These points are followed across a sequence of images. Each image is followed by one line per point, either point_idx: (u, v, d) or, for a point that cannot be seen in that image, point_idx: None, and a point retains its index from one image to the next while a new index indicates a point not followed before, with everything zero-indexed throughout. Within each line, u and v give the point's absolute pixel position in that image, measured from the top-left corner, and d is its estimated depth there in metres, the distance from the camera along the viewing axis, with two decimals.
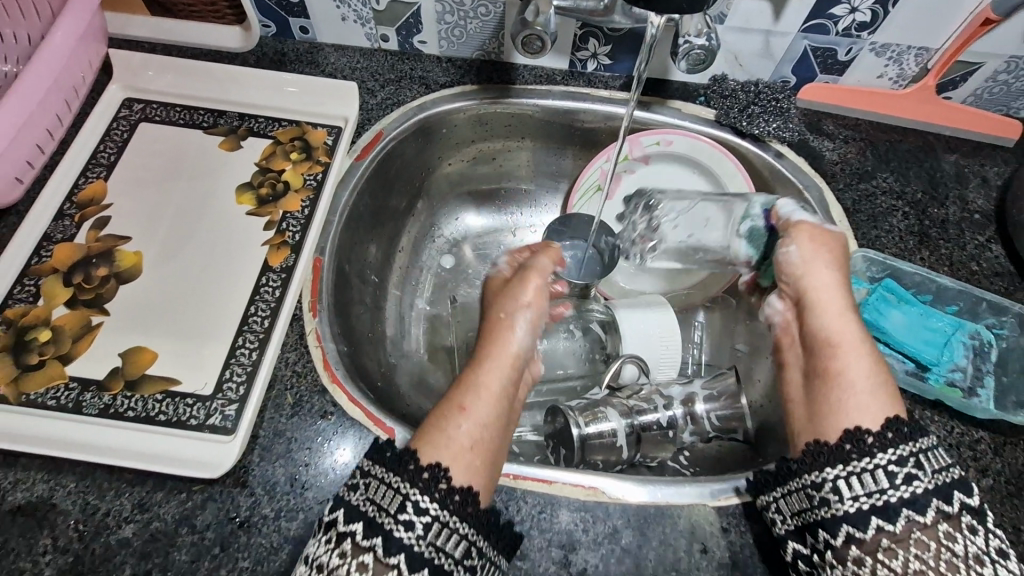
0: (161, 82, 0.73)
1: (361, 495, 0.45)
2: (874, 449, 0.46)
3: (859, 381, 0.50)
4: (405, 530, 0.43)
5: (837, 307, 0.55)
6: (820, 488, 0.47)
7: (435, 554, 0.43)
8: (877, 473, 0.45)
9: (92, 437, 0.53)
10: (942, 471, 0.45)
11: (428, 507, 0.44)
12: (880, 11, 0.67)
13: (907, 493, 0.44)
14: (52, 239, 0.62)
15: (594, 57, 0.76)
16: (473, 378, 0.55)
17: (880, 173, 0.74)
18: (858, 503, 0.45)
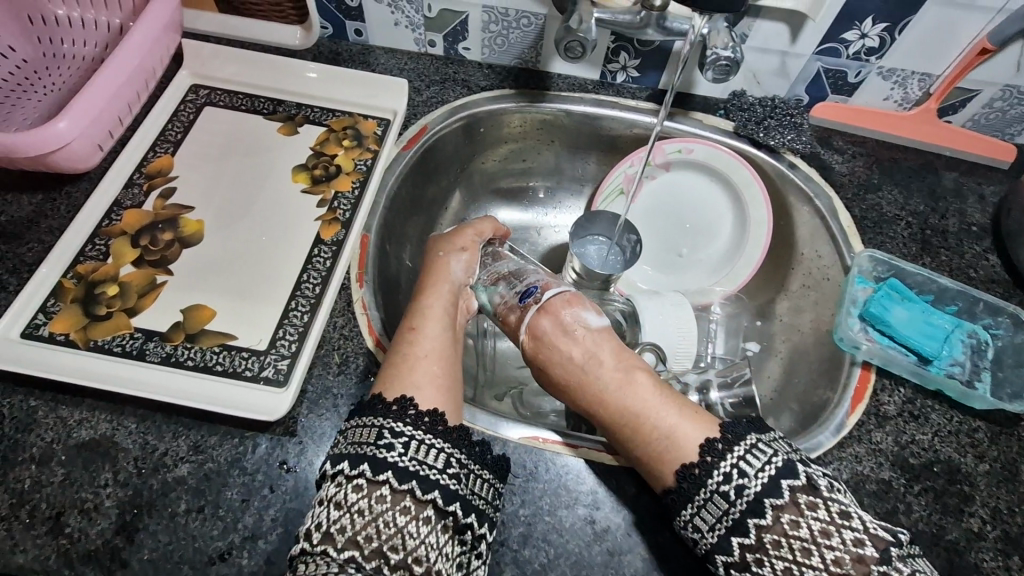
0: (227, 72, 0.80)
1: (346, 443, 0.49)
2: (703, 478, 0.49)
3: (666, 426, 0.52)
4: (387, 451, 0.48)
5: (583, 351, 0.57)
6: (689, 529, 0.50)
7: (418, 466, 0.47)
8: (717, 497, 0.48)
9: (155, 382, 0.56)
10: (766, 463, 0.47)
11: (404, 429, 0.49)
12: (887, 38, 0.73)
13: (745, 501, 0.47)
14: (122, 205, 0.68)
15: (623, 69, 0.83)
16: (421, 304, 0.62)
17: (885, 186, 0.80)
18: (716, 530, 0.48)
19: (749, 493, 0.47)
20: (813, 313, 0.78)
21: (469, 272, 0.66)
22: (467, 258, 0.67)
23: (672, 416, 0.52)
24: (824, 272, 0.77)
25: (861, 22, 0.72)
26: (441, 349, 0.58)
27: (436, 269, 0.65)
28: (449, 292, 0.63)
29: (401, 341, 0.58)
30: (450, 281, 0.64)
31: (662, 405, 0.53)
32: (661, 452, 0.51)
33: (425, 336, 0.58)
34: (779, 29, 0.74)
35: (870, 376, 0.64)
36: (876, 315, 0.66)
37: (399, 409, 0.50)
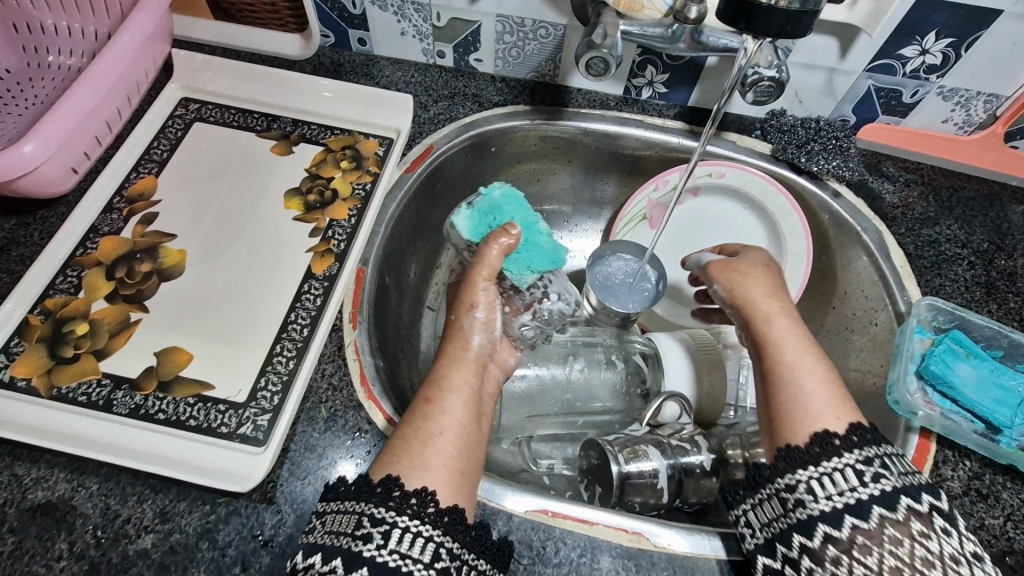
0: (220, 85, 0.74)
1: (321, 531, 0.44)
2: (841, 450, 0.46)
3: (812, 386, 0.51)
4: (365, 544, 0.41)
5: (791, 332, 0.55)
6: (794, 491, 0.46)
7: (400, 562, 0.41)
8: (847, 472, 0.45)
9: (117, 437, 0.51)
10: (909, 473, 0.45)
11: (384, 516, 0.43)
12: (951, 55, 0.65)
13: (877, 490, 0.44)
14: (99, 231, 0.62)
15: (649, 84, 0.75)
16: (434, 372, 0.55)
17: (944, 220, 0.71)
18: (832, 501, 0.44)
19: (884, 484, 0.44)
20: (858, 361, 0.69)
21: (490, 332, 0.58)
22: (482, 318, 0.58)
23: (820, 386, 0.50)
24: (871, 315, 0.69)
25: (922, 37, 0.63)
26: (456, 430, 0.50)
27: (456, 334, 0.58)
28: (472, 360, 0.56)
29: (414, 415, 0.51)
30: (470, 349, 0.57)
31: (826, 380, 0.51)
32: (793, 398, 0.50)
33: (441, 412, 0.51)
34: (827, 44, 0.66)
35: (929, 447, 0.56)
36: (937, 374, 0.58)
37: (383, 490, 0.44)
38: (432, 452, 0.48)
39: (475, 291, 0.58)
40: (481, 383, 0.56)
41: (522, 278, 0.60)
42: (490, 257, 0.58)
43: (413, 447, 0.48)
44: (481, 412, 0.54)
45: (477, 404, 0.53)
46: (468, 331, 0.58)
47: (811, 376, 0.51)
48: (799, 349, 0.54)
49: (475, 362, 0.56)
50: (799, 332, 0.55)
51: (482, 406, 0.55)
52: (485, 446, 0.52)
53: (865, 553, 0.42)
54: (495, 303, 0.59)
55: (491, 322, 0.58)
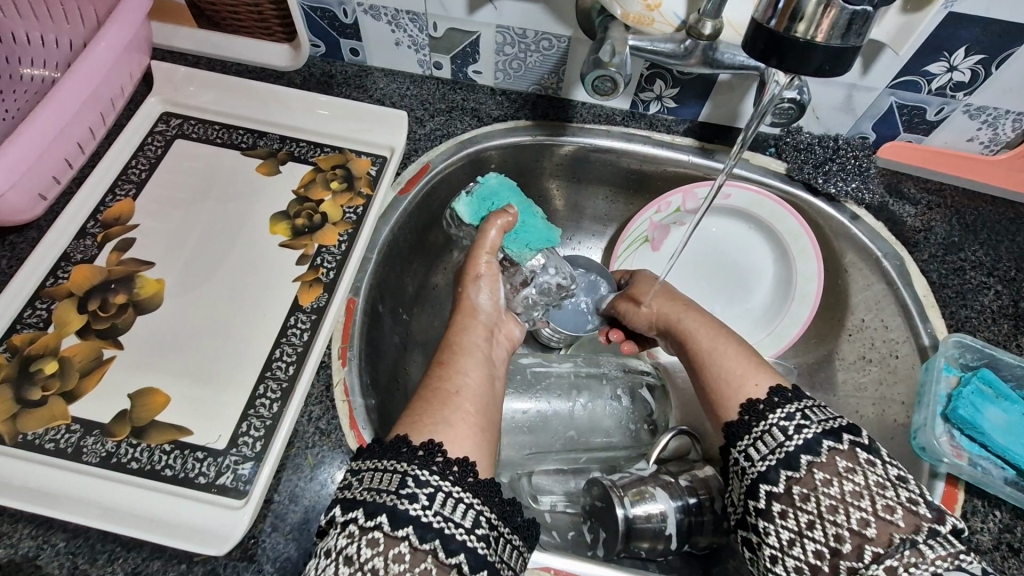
0: (203, 98, 0.70)
1: (359, 488, 0.42)
2: (765, 411, 0.46)
3: (729, 367, 0.53)
4: (410, 503, 0.39)
5: (709, 331, 0.58)
6: (737, 462, 0.47)
7: (443, 524, 0.39)
8: (775, 431, 0.45)
9: (85, 490, 0.47)
10: (829, 419, 0.44)
11: (429, 479, 0.41)
12: (981, 72, 0.61)
13: (801, 440, 0.43)
14: (71, 259, 0.58)
15: (658, 99, 0.71)
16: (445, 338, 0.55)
17: (969, 245, 0.67)
18: (767, 461, 0.44)
19: (802, 436, 0.44)
20: (877, 394, 0.66)
21: (495, 300, 0.58)
22: (488, 284, 0.58)
23: (734, 361, 0.53)
24: (891, 347, 0.65)
25: (951, 53, 0.59)
26: (476, 390, 0.50)
27: (463, 302, 0.58)
28: (482, 325, 0.56)
29: (430, 377, 0.51)
30: (479, 314, 0.57)
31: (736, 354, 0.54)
32: (720, 380, 0.52)
33: (458, 371, 0.51)
34: None
35: (957, 495, 0.53)
36: (966, 418, 0.55)
37: (425, 455, 0.42)
38: (456, 413, 0.47)
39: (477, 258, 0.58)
40: (491, 346, 0.56)
41: (523, 255, 0.63)
42: (491, 237, 0.59)
43: (433, 407, 0.47)
44: (494, 376, 0.54)
45: (490, 367, 0.53)
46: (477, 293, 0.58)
47: (728, 359, 0.53)
48: (709, 342, 0.57)
49: (484, 328, 0.56)
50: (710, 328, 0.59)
51: (495, 369, 0.54)
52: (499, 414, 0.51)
53: (834, 512, 0.41)
54: (498, 275, 0.59)
55: (497, 290, 0.59)
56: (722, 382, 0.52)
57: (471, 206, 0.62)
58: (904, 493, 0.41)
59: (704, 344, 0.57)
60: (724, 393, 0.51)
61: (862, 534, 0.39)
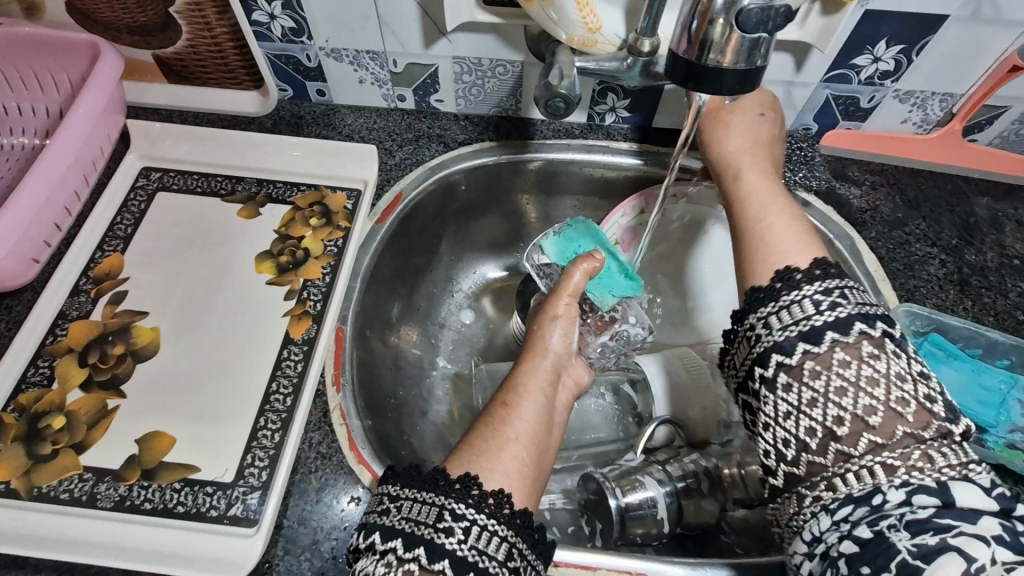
0: (180, 150, 0.73)
1: (397, 516, 0.44)
2: (802, 281, 0.44)
3: (772, 228, 0.49)
4: (446, 537, 0.42)
5: (765, 185, 0.53)
6: (755, 327, 0.46)
7: (477, 557, 0.42)
8: (805, 303, 0.43)
9: (102, 534, 0.49)
10: (858, 304, 0.43)
11: (465, 512, 0.43)
12: (903, 61, 0.66)
13: (832, 317, 0.42)
14: (67, 317, 0.61)
15: (612, 110, 0.76)
16: (513, 379, 0.57)
17: (912, 220, 0.72)
18: (788, 331, 0.43)
19: (833, 314, 0.42)
20: None
21: (568, 342, 0.61)
22: (563, 327, 0.61)
23: (787, 232, 0.49)
24: None
25: (873, 46, 0.64)
26: (531, 437, 0.51)
27: (536, 343, 0.60)
28: (550, 367, 0.58)
29: (491, 417, 0.52)
30: (549, 355, 0.59)
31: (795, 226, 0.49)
32: (761, 243, 0.48)
33: (518, 417, 0.52)
34: (781, 59, 0.67)
35: None
36: None
37: (462, 487, 0.44)
38: (505, 458, 0.48)
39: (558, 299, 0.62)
40: (555, 392, 0.57)
41: (605, 301, 0.67)
42: (576, 280, 0.62)
43: (491, 449, 0.49)
44: (552, 420, 0.55)
45: (549, 414, 0.54)
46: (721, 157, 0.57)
47: (772, 221, 0.50)
48: (777, 201, 0.51)
49: (550, 369, 0.58)
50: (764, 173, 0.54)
51: (553, 416, 0.55)
52: (549, 464, 0.52)
53: (841, 394, 0.41)
54: (575, 319, 0.62)
55: (570, 333, 0.61)
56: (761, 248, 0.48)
57: (557, 249, 0.69)
58: (922, 390, 0.41)
59: (758, 206, 0.51)
60: (762, 250, 0.48)
61: (865, 421, 0.40)
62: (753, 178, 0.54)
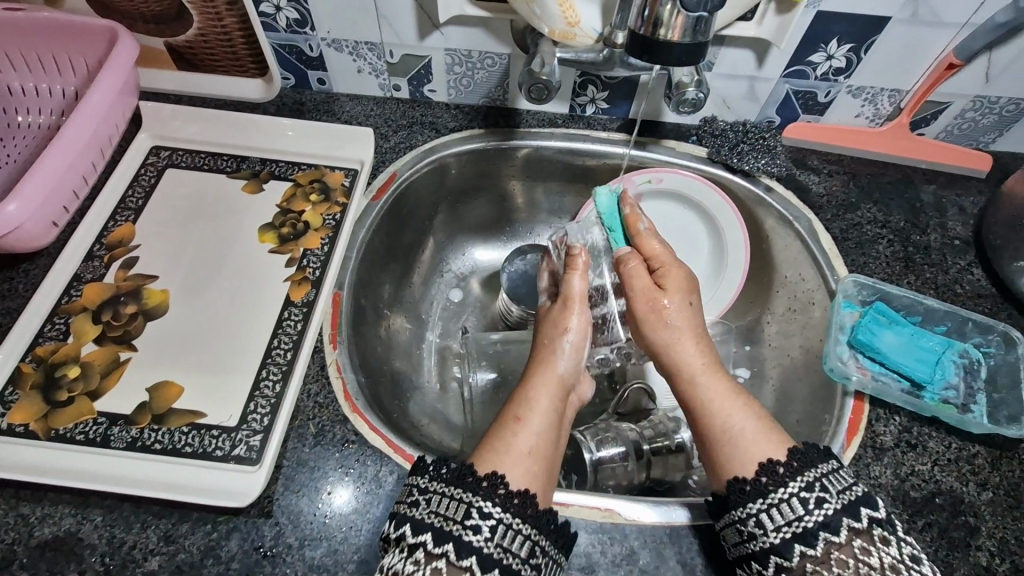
0: (188, 131, 0.78)
1: (425, 509, 0.47)
2: (786, 478, 0.47)
3: (739, 432, 0.52)
4: (474, 534, 0.45)
5: (699, 366, 0.56)
6: (748, 524, 0.48)
7: (502, 554, 0.45)
8: (794, 501, 0.46)
9: (117, 469, 0.54)
10: (846, 490, 0.47)
11: (492, 511, 0.47)
12: (854, 58, 0.73)
13: (821, 517, 0.45)
14: (82, 279, 0.65)
15: (592, 101, 0.81)
16: (522, 392, 0.58)
17: (864, 205, 0.79)
18: (781, 533, 0.46)
19: (821, 514, 0.45)
20: (802, 338, 0.76)
21: (576, 358, 0.61)
22: (572, 341, 0.62)
23: (750, 429, 0.52)
24: (809, 295, 0.76)
25: (826, 45, 0.71)
26: (542, 432, 0.54)
27: (545, 355, 0.61)
28: (557, 381, 0.59)
29: (503, 429, 0.54)
30: (558, 370, 0.60)
31: (753, 424, 0.52)
32: (736, 446, 0.51)
33: (531, 428, 0.54)
34: (744, 55, 0.73)
35: (863, 407, 0.64)
36: (865, 341, 0.67)
37: (489, 485, 0.48)
38: (513, 451, 0.52)
39: (570, 312, 0.63)
40: (564, 405, 0.59)
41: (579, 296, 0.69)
42: (577, 285, 0.64)
43: (501, 443, 0.52)
44: (562, 425, 0.58)
45: (558, 419, 0.57)
46: (649, 243, 0.63)
47: (734, 422, 0.52)
48: (722, 391, 0.55)
49: (559, 384, 0.59)
50: (700, 349, 0.57)
51: (561, 427, 0.58)
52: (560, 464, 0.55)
53: None
54: (587, 333, 0.63)
55: (580, 349, 0.62)
56: (726, 456, 0.51)
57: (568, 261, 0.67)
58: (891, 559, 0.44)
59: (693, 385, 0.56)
60: (734, 455, 0.51)
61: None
62: (689, 372, 0.56)
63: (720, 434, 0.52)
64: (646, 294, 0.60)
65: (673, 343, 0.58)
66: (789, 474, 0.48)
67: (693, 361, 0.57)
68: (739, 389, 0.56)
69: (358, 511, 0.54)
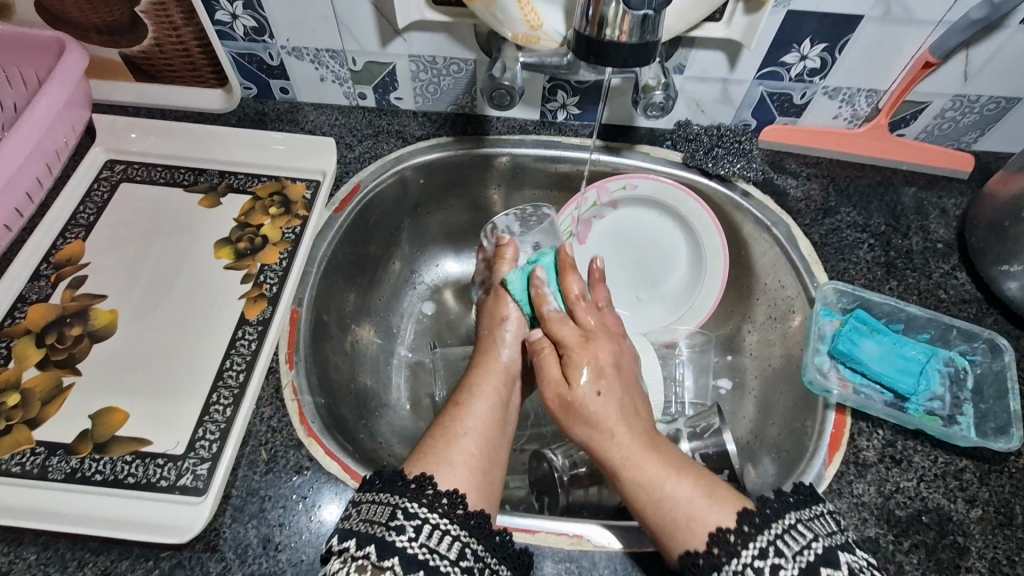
0: (145, 144, 0.75)
1: (356, 518, 0.45)
2: (769, 518, 0.45)
3: (669, 504, 0.48)
4: (398, 534, 0.43)
5: (614, 417, 0.54)
6: (753, 568, 0.43)
7: (428, 555, 0.43)
8: (791, 533, 0.44)
9: (54, 503, 0.51)
10: (834, 534, 0.45)
11: (417, 511, 0.45)
12: (828, 59, 0.70)
13: (822, 548, 0.43)
14: (26, 300, 0.63)
15: (563, 107, 0.79)
16: (468, 381, 0.62)
17: (844, 208, 0.77)
18: (792, 570, 0.42)
19: (821, 545, 0.43)
20: (782, 347, 0.73)
21: (519, 346, 0.66)
22: (511, 332, 0.66)
23: (686, 502, 0.47)
24: (789, 303, 0.73)
25: (799, 45, 0.69)
26: (483, 428, 0.56)
27: (489, 345, 0.65)
28: (501, 370, 0.63)
29: (444, 416, 0.57)
30: (501, 357, 0.64)
31: (690, 494, 0.48)
32: (670, 512, 0.48)
33: (469, 413, 0.57)
34: (715, 57, 0.71)
35: (845, 421, 0.61)
36: (845, 352, 0.64)
37: (417, 487, 0.47)
38: (459, 452, 0.52)
39: (504, 301, 0.67)
40: (510, 392, 0.62)
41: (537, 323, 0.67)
42: (511, 300, 0.66)
43: (438, 446, 0.53)
44: (506, 420, 0.60)
45: (503, 413, 0.59)
46: (570, 286, 0.63)
47: (677, 506, 0.48)
48: (660, 469, 0.50)
49: (505, 372, 0.63)
50: (639, 435, 0.53)
51: (508, 411, 0.61)
52: (503, 457, 0.56)
53: None
54: (526, 322, 0.66)
55: (522, 331, 0.66)
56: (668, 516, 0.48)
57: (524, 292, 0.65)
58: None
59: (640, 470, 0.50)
60: (670, 522, 0.47)
61: None
62: (622, 454, 0.52)
63: (663, 523, 0.48)
64: (577, 351, 0.58)
65: (602, 419, 0.54)
66: (773, 512, 0.45)
67: (632, 442, 0.52)
68: (694, 465, 0.52)
69: (309, 543, 0.51)
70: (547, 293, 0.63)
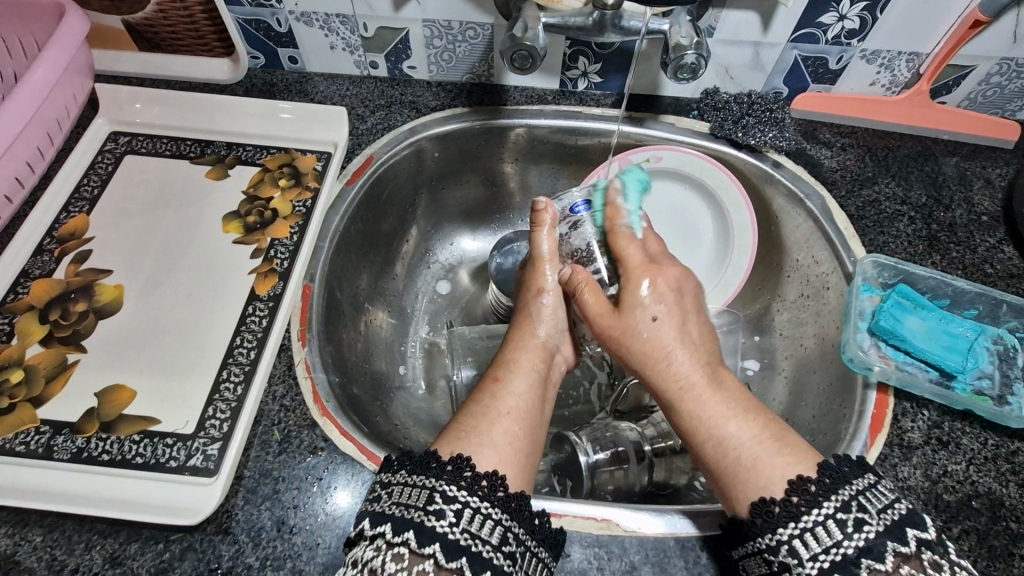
0: (150, 115, 0.73)
1: (387, 502, 0.42)
2: (801, 509, 0.42)
3: (751, 459, 0.46)
4: (436, 519, 0.40)
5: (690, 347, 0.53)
6: (778, 554, 0.42)
7: (470, 541, 0.40)
8: (830, 524, 0.40)
9: (61, 483, 0.49)
10: (887, 509, 0.41)
11: (456, 494, 0.42)
12: (868, 18, 0.66)
13: (862, 541, 0.39)
14: (29, 275, 0.60)
15: (584, 75, 0.75)
16: (501, 357, 0.57)
17: (881, 179, 0.73)
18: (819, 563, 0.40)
19: (860, 538, 0.39)
20: (816, 326, 0.70)
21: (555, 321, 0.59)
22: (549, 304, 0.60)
23: (749, 443, 0.46)
24: (823, 280, 0.70)
25: (839, 3, 0.64)
26: (526, 409, 0.51)
27: (525, 320, 0.60)
28: (539, 346, 0.58)
29: (481, 392, 0.53)
30: (539, 335, 0.58)
31: (752, 436, 0.47)
32: (745, 468, 0.46)
33: (509, 391, 0.52)
34: (749, 17, 0.67)
35: (888, 401, 0.58)
36: (888, 328, 0.61)
37: (453, 469, 0.43)
38: (500, 429, 0.48)
39: (542, 273, 0.61)
40: (548, 369, 0.57)
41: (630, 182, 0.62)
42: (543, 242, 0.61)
43: (478, 422, 0.49)
44: (545, 398, 0.55)
45: (542, 390, 0.54)
46: (625, 248, 0.58)
47: (743, 451, 0.46)
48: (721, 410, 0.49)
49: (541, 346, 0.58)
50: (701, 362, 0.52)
51: (547, 392, 0.55)
52: (542, 437, 0.51)
53: None
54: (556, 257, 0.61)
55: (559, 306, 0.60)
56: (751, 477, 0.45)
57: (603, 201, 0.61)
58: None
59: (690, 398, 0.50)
60: (744, 478, 0.45)
61: None
62: (682, 387, 0.51)
63: (739, 466, 0.46)
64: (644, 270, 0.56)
65: (657, 347, 0.53)
66: (805, 503, 0.42)
67: (690, 376, 0.51)
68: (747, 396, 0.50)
69: (325, 527, 0.49)
70: (621, 207, 0.60)
